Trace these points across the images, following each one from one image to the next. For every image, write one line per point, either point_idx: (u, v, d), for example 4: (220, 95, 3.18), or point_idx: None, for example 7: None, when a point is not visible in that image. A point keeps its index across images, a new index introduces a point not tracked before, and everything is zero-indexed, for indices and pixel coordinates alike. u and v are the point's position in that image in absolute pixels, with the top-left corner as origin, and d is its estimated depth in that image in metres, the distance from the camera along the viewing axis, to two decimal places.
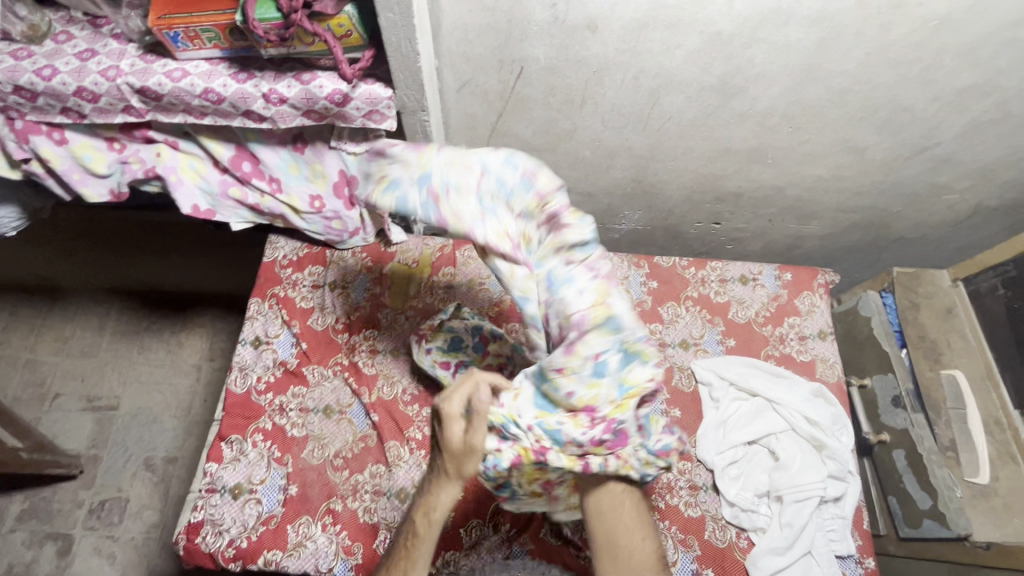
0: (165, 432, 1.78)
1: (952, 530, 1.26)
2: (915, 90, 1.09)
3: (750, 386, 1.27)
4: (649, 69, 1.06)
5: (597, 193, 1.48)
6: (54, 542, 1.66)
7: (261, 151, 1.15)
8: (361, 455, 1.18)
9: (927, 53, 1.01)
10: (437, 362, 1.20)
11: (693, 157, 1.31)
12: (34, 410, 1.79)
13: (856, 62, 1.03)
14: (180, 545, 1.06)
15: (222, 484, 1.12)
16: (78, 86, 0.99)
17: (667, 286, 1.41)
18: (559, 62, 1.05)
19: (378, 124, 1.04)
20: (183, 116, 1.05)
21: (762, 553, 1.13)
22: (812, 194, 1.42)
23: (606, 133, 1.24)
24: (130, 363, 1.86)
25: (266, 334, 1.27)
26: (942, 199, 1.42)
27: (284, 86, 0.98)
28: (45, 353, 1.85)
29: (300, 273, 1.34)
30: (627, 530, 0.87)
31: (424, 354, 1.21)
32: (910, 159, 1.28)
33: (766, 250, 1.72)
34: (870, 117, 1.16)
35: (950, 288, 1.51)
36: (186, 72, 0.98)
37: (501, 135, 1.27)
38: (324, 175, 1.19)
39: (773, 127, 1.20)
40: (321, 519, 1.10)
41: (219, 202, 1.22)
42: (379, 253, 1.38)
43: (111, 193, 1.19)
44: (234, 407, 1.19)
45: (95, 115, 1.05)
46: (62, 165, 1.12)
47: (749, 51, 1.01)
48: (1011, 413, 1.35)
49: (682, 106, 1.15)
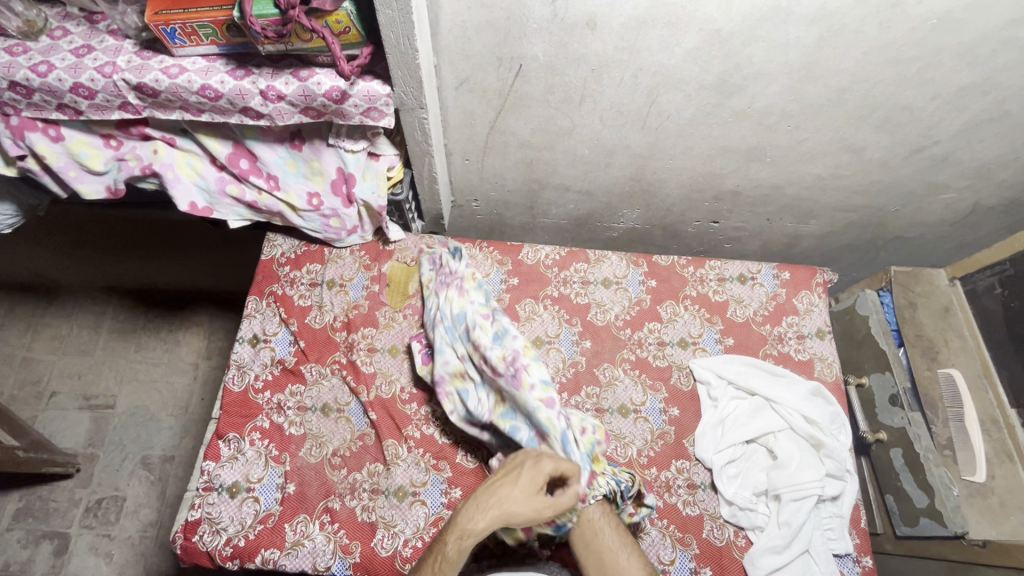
0: (162, 431, 1.78)
1: (949, 528, 1.27)
2: (914, 89, 1.09)
3: (748, 385, 1.27)
4: (648, 68, 1.06)
5: (596, 191, 1.47)
6: (50, 541, 1.65)
7: (258, 148, 1.14)
8: (359, 453, 1.18)
9: (925, 52, 1.01)
10: (442, 382, 1.22)
11: (692, 155, 1.31)
12: (30, 409, 1.78)
13: (855, 61, 1.03)
14: (177, 544, 1.06)
15: (219, 482, 1.11)
16: (74, 83, 0.98)
17: (665, 284, 1.41)
18: (558, 60, 1.05)
19: (376, 121, 1.04)
20: (181, 113, 1.05)
21: (760, 552, 1.13)
22: (810, 193, 1.42)
23: (605, 131, 1.24)
24: (128, 361, 1.85)
25: (263, 332, 1.27)
26: (940, 198, 1.42)
27: (281, 83, 0.97)
28: (41, 351, 1.84)
29: (298, 271, 1.33)
30: (611, 548, 0.99)
31: (429, 370, 1.22)
32: (908, 157, 1.28)
33: (765, 248, 1.72)
34: (869, 116, 1.16)
35: (948, 287, 1.51)
36: (183, 68, 0.97)
37: (499, 133, 1.27)
38: (322, 173, 1.19)
39: (772, 126, 1.20)
40: (319, 518, 1.10)
41: (217, 199, 1.21)
42: (377, 251, 1.38)
43: (108, 190, 1.19)
44: (232, 405, 1.19)
45: (92, 112, 1.04)
46: (58, 162, 1.12)
47: (748, 49, 1.01)
48: (1008, 412, 1.35)
49: (680, 105, 1.15)
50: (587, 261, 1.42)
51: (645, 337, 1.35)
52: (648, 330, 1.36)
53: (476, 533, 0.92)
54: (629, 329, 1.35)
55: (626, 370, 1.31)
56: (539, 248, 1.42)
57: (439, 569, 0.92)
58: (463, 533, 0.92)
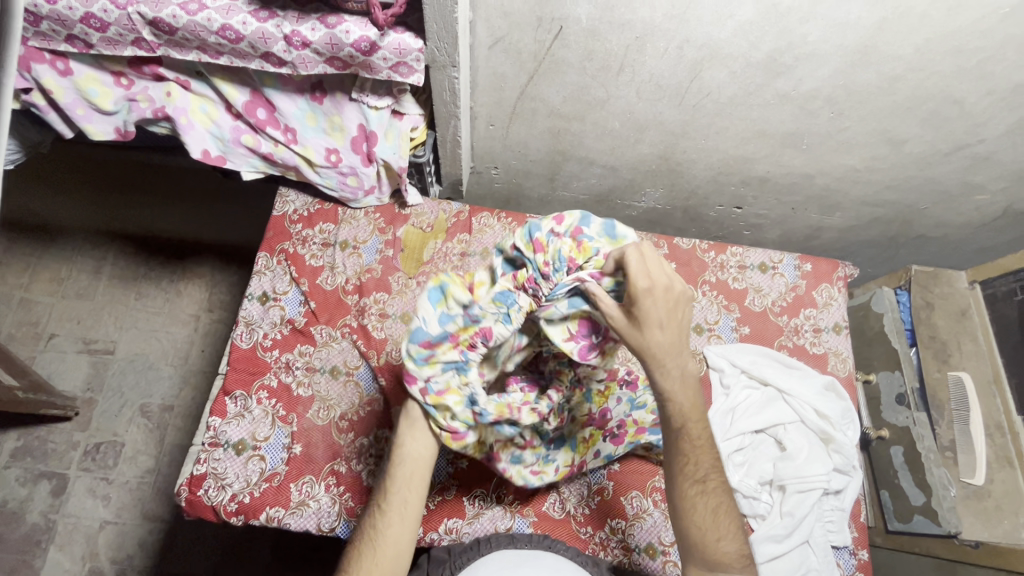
0: (162, 379, 1.77)
1: (943, 527, 1.28)
2: (970, 83, 1.05)
3: (762, 375, 1.25)
4: (696, 40, 1.00)
5: (621, 167, 1.42)
6: (48, 481, 1.65)
7: (276, 97, 1.09)
8: (366, 418, 1.16)
9: (990, 42, 0.96)
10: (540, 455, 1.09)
11: (727, 136, 1.26)
12: (28, 349, 1.76)
13: (914, 48, 0.98)
14: (181, 496, 1.05)
15: (225, 438, 1.10)
16: (86, 13, 0.92)
17: (685, 269, 1.38)
18: (602, 23, 1.00)
19: (404, 77, 0.99)
20: (197, 53, 0.99)
21: (760, 538, 1.11)
22: (841, 184, 1.37)
23: (640, 105, 1.19)
24: (128, 310, 1.82)
25: (273, 290, 1.24)
26: (973, 199, 1.38)
27: (307, 28, 0.91)
28: (39, 293, 1.81)
29: (310, 230, 1.29)
30: (704, 521, 0.80)
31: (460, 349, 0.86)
32: (948, 155, 1.24)
33: (785, 238, 1.68)
34: (917, 108, 1.12)
35: (966, 290, 1.49)
36: (203, 5, 0.91)
37: (529, 99, 1.21)
38: (343, 129, 1.13)
39: (815, 111, 1.15)
40: (325, 480, 1.09)
41: (231, 148, 1.16)
42: (393, 214, 1.34)
43: (117, 133, 1.14)
44: (239, 362, 1.17)
45: (103, 46, 0.99)
46: (65, 98, 1.06)
47: (804, 27, 0.96)
48: (1013, 418, 1.34)
49: (723, 82, 1.09)
50: None
51: None
52: None
53: (427, 452, 0.86)
54: None
55: None
56: None
57: (414, 481, 0.84)
58: (396, 457, 0.85)
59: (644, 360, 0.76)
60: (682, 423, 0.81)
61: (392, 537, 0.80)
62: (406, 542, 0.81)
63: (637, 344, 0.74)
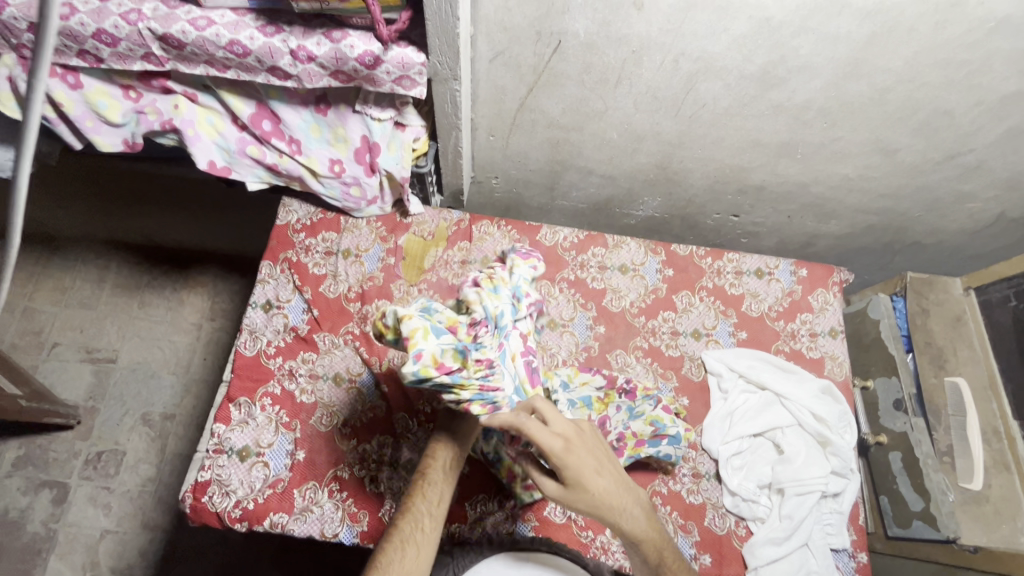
0: (164, 388, 1.78)
1: (941, 532, 1.29)
2: (959, 94, 1.08)
3: (760, 380, 1.27)
4: (691, 53, 1.03)
5: (619, 176, 1.45)
6: (49, 490, 1.66)
7: (282, 110, 1.11)
8: (370, 425, 1.17)
9: (977, 56, 0.99)
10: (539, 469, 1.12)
11: (722, 146, 1.28)
12: (31, 358, 1.77)
13: (904, 60, 1.01)
14: (186, 503, 1.06)
15: (229, 445, 1.11)
16: (97, 28, 0.94)
17: (683, 276, 1.40)
18: (599, 38, 1.02)
19: (407, 90, 1.01)
20: (205, 67, 1.01)
21: (760, 542, 1.14)
22: (835, 192, 1.40)
23: (637, 115, 1.21)
24: (131, 319, 1.84)
25: (277, 298, 1.26)
26: (965, 207, 1.41)
27: (313, 43, 0.94)
28: (42, 302, 1.82)
29: (313, 238, 1.31)
30: None
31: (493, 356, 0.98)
32: (940, 164, 1.27)
33: (781, 246, 1.70)
34: (908, 118, 1.14)
35: (961, 296, 1.51)
36: (211, 21, 0.93)
37: (529, 110, 1.23)
38: (346, 140, 1.16)
39: (808, 122, 1.17)
40: (328, 486, 1.10)
41: (236, 159, 1.19)
42: (395, 223, 1.36)
43: (125, 144, 1.16)
44: (244, 368, 1.18)
45: (113, 60, 1.01)
46: (75, 111, 1.08)
47: (795, 41, 0.98)
48: (1009, 423, 1.35)
49: (718, 93, 1.12)
50: (606, 247, 1.40)
51: (659, 327, 1.35)
52: (662, 320, 1.35)
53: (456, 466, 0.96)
54: (643, 318, 1.35)
55: (638, 358, 1.31)
56: (558, 231, 1.41)
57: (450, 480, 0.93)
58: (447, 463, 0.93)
59: (605, 519, 0.80)
60: (656, 563, 0.83)
61: (432, 529, 0.84)
62: (430, 552, 0.81)
63: (600, 505, 0.79)
